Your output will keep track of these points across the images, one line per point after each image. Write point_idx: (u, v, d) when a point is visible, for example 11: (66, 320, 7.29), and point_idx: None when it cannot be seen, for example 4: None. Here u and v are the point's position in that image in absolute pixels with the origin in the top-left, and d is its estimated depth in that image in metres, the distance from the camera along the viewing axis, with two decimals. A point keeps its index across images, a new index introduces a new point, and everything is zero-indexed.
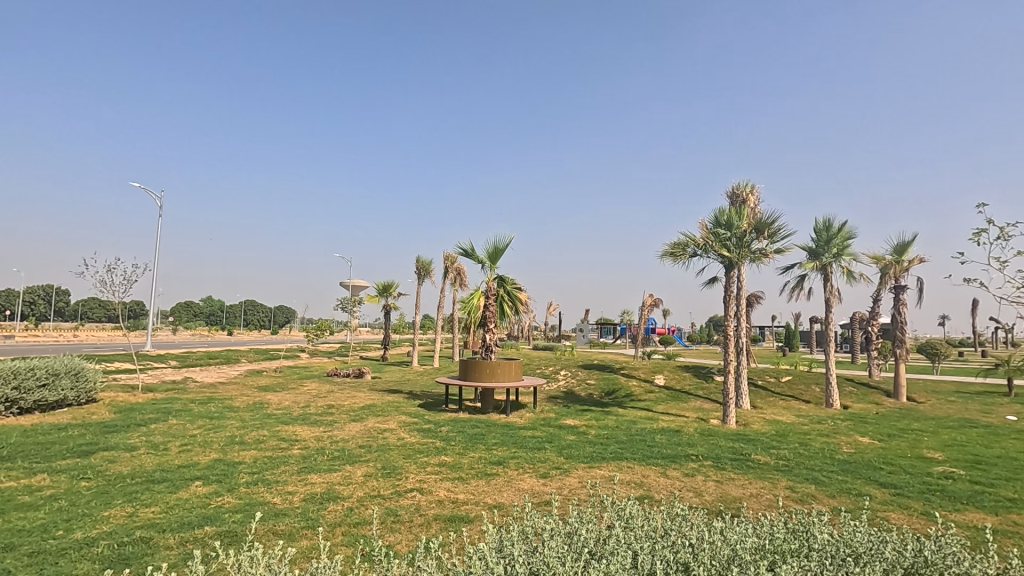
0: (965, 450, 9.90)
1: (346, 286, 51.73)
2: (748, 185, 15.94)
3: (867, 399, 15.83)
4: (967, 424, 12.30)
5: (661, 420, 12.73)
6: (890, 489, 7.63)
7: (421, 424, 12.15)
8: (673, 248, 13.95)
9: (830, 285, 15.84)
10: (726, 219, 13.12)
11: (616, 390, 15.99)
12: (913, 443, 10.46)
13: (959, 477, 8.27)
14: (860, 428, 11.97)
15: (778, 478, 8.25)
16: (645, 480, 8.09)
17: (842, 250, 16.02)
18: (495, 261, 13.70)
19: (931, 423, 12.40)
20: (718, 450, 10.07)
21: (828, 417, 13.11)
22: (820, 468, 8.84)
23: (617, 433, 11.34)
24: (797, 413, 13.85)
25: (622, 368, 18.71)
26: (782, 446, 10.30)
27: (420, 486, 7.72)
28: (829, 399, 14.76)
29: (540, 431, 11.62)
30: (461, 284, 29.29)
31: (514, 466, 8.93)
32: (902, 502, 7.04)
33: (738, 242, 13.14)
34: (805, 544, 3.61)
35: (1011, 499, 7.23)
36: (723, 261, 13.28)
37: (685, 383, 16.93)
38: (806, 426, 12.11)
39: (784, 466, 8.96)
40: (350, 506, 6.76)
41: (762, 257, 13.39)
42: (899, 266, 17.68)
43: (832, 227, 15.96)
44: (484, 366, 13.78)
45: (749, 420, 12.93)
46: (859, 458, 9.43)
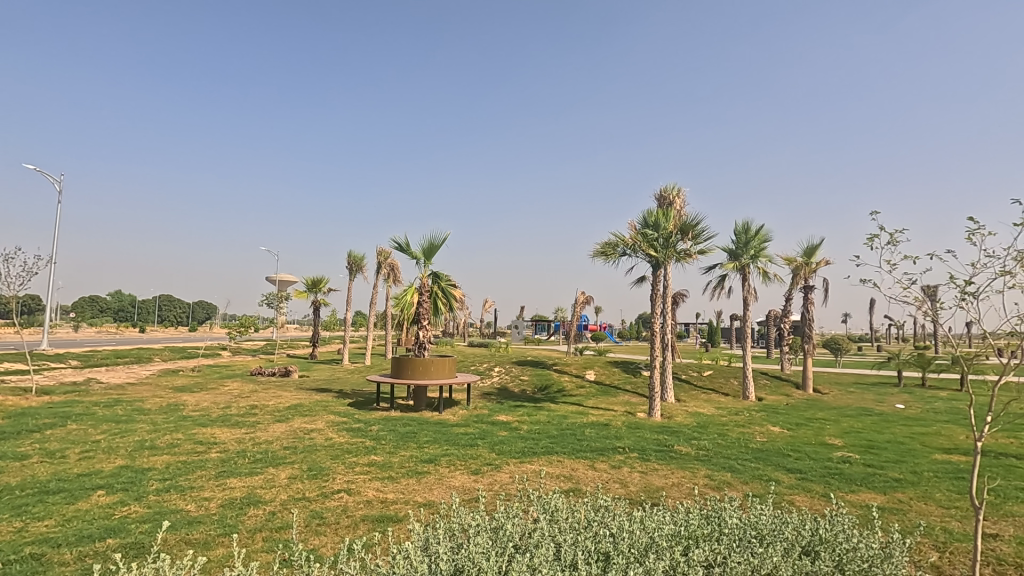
0: (861, 436, 10.85)
1: (273, 281, 49.65)
2: (675, 189, 16.56)
3: (779, 391, 17.02)
4: (863, 412, 13.51)
5: (591, 415, 13.09)
6: (796, 474, 8.25)
7: (351, 424, 11.81)
8: (604, 247, 14.31)
9: (748, 285, 16.78)
10: (653, 220, 13.61)
11: (549, 386, 16.28)
12: (817, 431, 11.33)
13: (855, 460, 9.08)
14: (772, 418, 12.84)
15: (697, 467, 8.72)
16: (574, 473, 8.30)
17: (759, 252, 17.05)
18: (429, 257, 13.51)
19: (833, 412, 13.50)
20: (643, 442, 10.47)
21: (744, 409, 13.96)
22: (735, 456, 9.41)
23: (548, 428, 11.56)
24: (717, 405, 14.66)
25: (555, 364, 19.04)
26: (702, 437, 10.87)
27: (348, 487, 7.53)
28: (746, 392, 15.69)
29: (472, 427, 11.63)
30: (395, 279, 28.67)
31: (446, 464, 8.89)
32: (806, 485, 7.65)
33: (664, 243, 13.66)
34: (716, 526, 3.86)
35: (897, 479, 8.03)
36: (650, 261, 13.79)
37: (614, 377, 17.50)
38: (724, 418, 12.85)
39: (703, 456, 9.45)
40: (272, 511, 6.48)
41: (686, 258, 14.01)
42: (808, 266, 18.98)
43: (750, 230, 16.97)
44: (417, 364, 13.61)
45: (673, 412, 13.56)
46: (770, 446, 10.14)
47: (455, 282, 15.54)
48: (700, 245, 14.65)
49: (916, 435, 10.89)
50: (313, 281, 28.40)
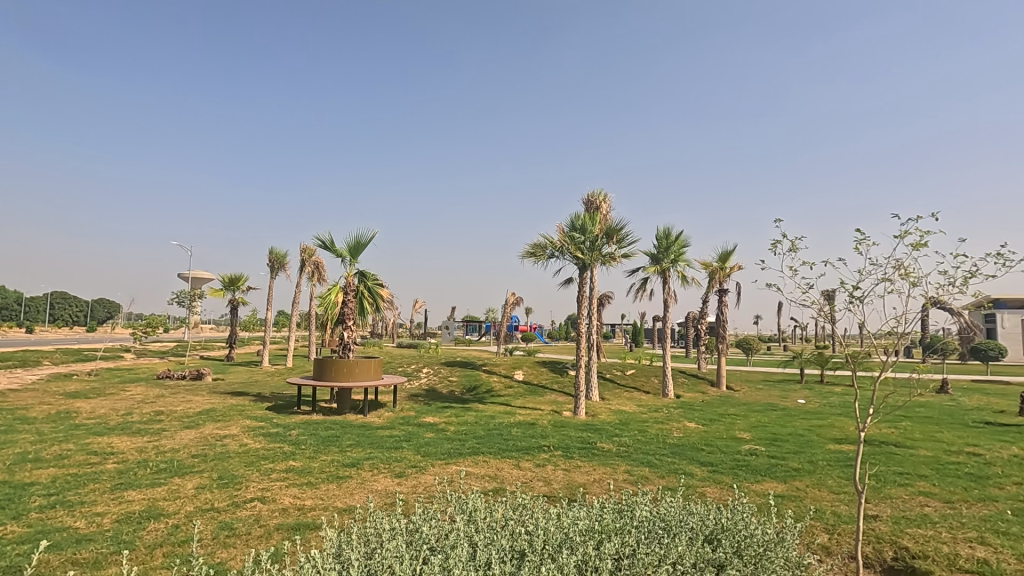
0: (766, 429, 11.66)
1: (186, 278, 46.48)
2: (602, 194, 17.06)
3: (695, 388, 17.97)
4: (769, 407, 14.53)
5: (518, 414, 13.23)
6: (707, 467, 8.74)
7: (268, 429, 11.25)
8: (533, 249, 14.51)
9: (669, 287, 17.58)
10: (581, 224, 13.96)
11: (478, 387, 16.28)
12: (728, 426, 12.05)
13: (760, 452, 9.74)
14: (688, 414, 13.53)
15: (618, 463, 9.03)
16: (499, 472, 8.36)
17: (678, 257, 17.91)
18: (356, 256, 13.13)
19: (743, 408, 14.43)
20: (568, 440, 10.71)
21: (663, 406, 14.62)
22: (653, 452, 9.83)
23: (476, 429, 11.57)
24: (638, 403, 15.26)
25: (484, 365, 19.07)
26: (624, 434, 11.27)
27: (263, 495, 7.17)
28: (666, 390, 16.44)
29: (398, 430, 11.42)
30: (320, 278, 27.64)
31: (369, 467, 8.68)
32: (716, 477, 8.12)
33: (591, 246, 14.05)
34: (628, 518, 4.01)
35: (795, 468, 8.69)
36: (577, 263, 14.13)
37: (542, 377, 17.78)
38: (645, 415, 13.39)
39: (624, 452, 9.81)
40: (175, 524, 6.05)
41: (612, 261, 14.47)
42: (723, 271, 20.16)
43: (670, 235, 17.79)
44: (341, 365, 13.19)
45: (598, 411, 13.97)
46: (686, 441, 10.68)
47: (382, 281, 15.19)
48: (624, 249, 15.17)
49: (813, 428, 11.85)
50: (230, 278, 26.84)
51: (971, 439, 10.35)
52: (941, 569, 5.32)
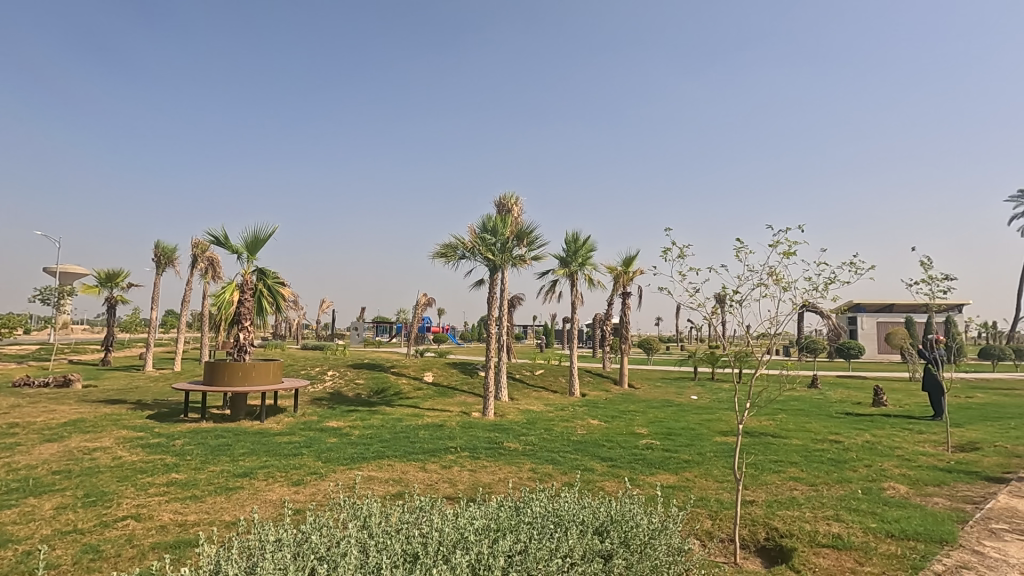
0: (662, 424, 12.40)
1: (53, 273, 41.30)
2: (513, 197, 17.29)
3: (600, 387, 18.74)
4: (666, 404, 15.47)
5: (426, 416, 13.08)
6: (607, 462, 9.14)
7: (148, 439, 10.27)
8: (444, 249, 14.41)
9: (576, 290, 18.18)
10: (492, 226, 14.07)
11: (386, 389, 15.91)
12: (628, 422, 12.67)
13: (656, 446, 10.34)
14: (592, 412, 14.07)
15: (523, 462, 9.19)
16: (404, 476, 8.21)
17: (586, 261, 18.58)
18: (253, 252, 12.34)
19: (643, 405, 15.25)
20: (475, 441, 10.75)
21: (569, 405, 15.11)
22: (558, 449, 10.12)
23: (382, 432, 11.29)
24: (545, 402, 15.65)
25: (393, 366, 18.66)
26: (530, 433, 11.50)
27: (138, 512, 6.52)
28: (572, 389, 17.00)
29: (298, 436, 10.88)
30: (214, 275, 25.69)
31: (263, 476, 8.18)
32: (615, 471, 8.50)
33: (501, 248, 14.22)
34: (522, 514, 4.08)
35: (686, 460, 9.33)
36: (487, 264, 14.23)
37: (452, 379, 17.72)
38: (552, 414, 13.75)
39: (529, 451, 10.00)
40: (26, 551, 5.35)
41: (522, 263, 14.71)
42: (626, 275, 21.19)
43: (579, 239, 18.42)
44: (236, 369, 12.34)
45: (506, 410, 14.15)
46: (588, 438, 11.10)
47: (283, 279, 14.39)
48: (534, 251, 15.49)
49: (703, 422, 12.76)
50: (107, 274, 24.22)
51: (833, 428, 11.64)
52: (803, 545, 5.93)
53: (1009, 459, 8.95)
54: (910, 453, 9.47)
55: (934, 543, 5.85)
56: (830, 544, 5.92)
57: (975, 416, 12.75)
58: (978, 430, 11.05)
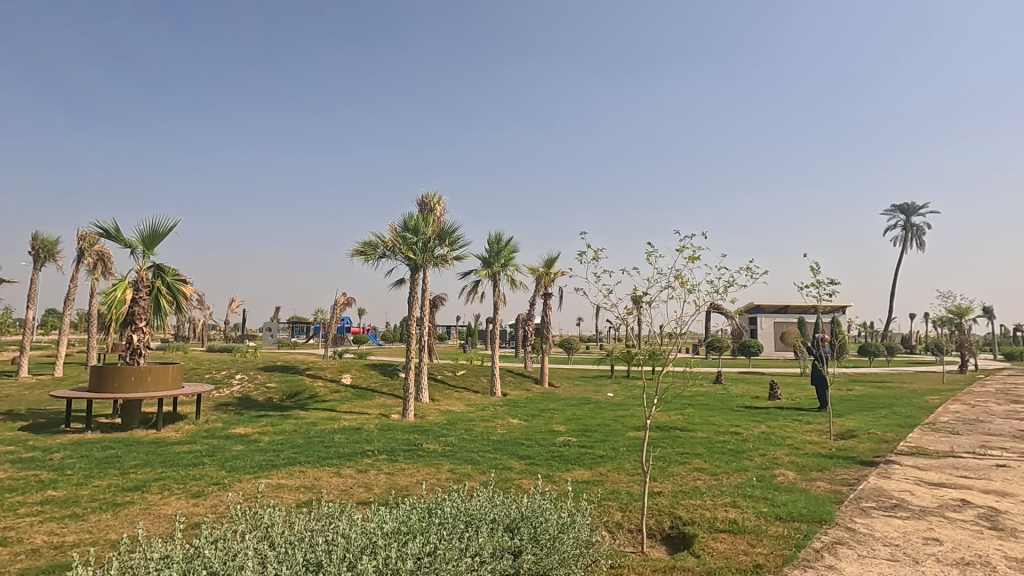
0: (580, 421, 12.78)
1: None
2: (436, 196, 17.13)
3: (521, 386, 19.00)
4: (584, 401, 15.95)
5: (343, 420, 12.66)
6: (525, 460, 9.29)
7: (20, 454, 9.18)
8: (364, 248, 14.01)
9: (499, 291, 18.31)
10: (414, 225, 13.88)
11: (300, 393, 15.23)
12: (548, 420, 12.93)
13: (572, 443, 10.64)
14: (513, 411, 14.24)
15: (442, 463, 9.14)
16: (316, 482, 7.89)
17: (508, 262, 18.76)
18: (150, 246, 11.39)
19: (562, 403, 15.64)
20: (394, 443, 10.55)
21: (490, 405, 15.20)
22: (477, 449, 10.15)
23: (294, 438, 10.80)
24: (467, 402, 15.64)
25: (308, 369, 17.89)
26: (450, 434, 11.45)
27: (3, 536, 5.81)
28: (494, 389, 17.12)
29: (200, 444, 10.16)
30: (105, 271, 23.42)
31: (157, 490, 7.56)
32: (533, 469, 8.65)
33: (423, 247, 14.07)
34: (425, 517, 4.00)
35: (600, 455, 9.67)
36: (409, 264, 14.04)
37: (371, 380, 17.26)
38: (472, 414, 13.77)
39: (449, 452, 9.96)
40: None
41: (444, 263, 14.62)
42: (548, 276, 21.61)
43: (502, 240, 18.57)
44: (128, 374, 11.33)
45: (426, 412, 13.99)
46: (508, 437, 11.23)
47: (185, 277, 13.37)
48: (456, 251, 15.44)
49: (618, 418, 13.28)
50: None
51: (734, 420, 12.52)
52: (703, 531, 6.33)
53: (879, 445, 10.04)
54: (798, 442, 10.37)
55: (815, 522, 6.46)
56: (727, 528, 6.37)
57: (853, 407, 14.19)
58: (855, 419, 12.31)
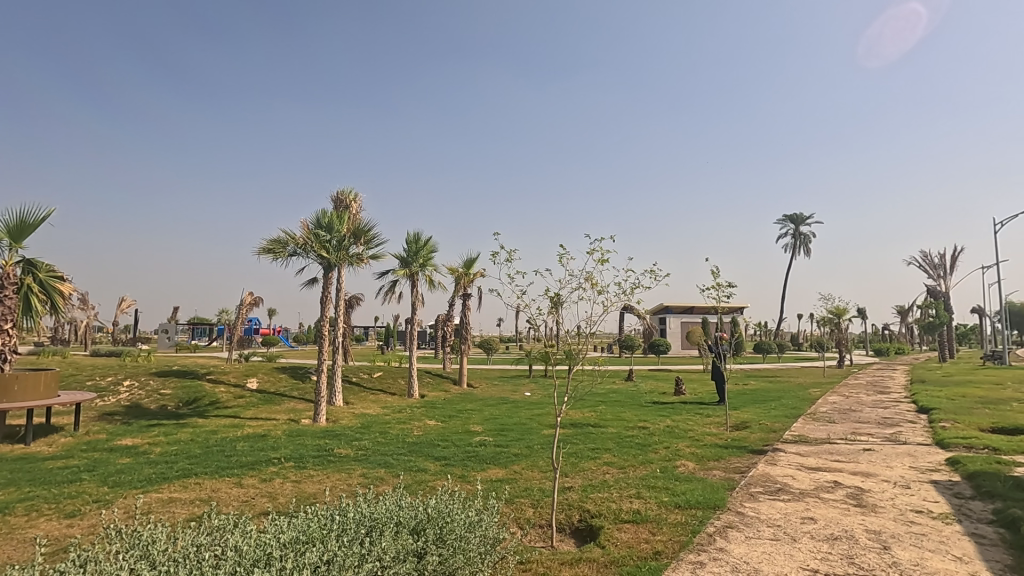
0: (496, 421, 12.89)
1: None
2: (352, 193, 16.61)
3: (440, 387, 18.86)
4: (502, 401, 16.11)
5: (248, 426, 11.94)
6: (440, 461, 9.23)
7: None
8: (272, 245, 13.31)
9: (417, 291, 18.08)
10: (327, 222, 13.39)
11: (199, 399, 14.18)
12: (464, 421, 12.93)
13: (488, 443, 10.70)
14: (430, 413, 14.09)
15: (354, 468, 8.87)
16: (214, 494, 7.39)
17: (427, 262, 18.56)
18: (19, 238, 10.15)
19: (480, 403, 15.70)
20: (302, 450, 10.10)
21: (407, 407, 14.96)
22: (391, 452, 9.95)
23: (190, 447, 10.04)
24: (382, 405, 15.29)
25: (209, 373, 16.69)
26: (364, 438, 11.14)
27: None
28: (411, 391, 16.88)
29: (79, 459, 9.19)
30: None
31: (23, 512, 6.74)
32: (447, 470, 8.61)
33: (337, 245, 13.63)
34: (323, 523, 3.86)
35: (515, 454, 9.82)
36: (322, 262, 13.57)
37: (280, 385, 16.41)
38: (388, 416, 13.48)
39: (361, 456, 9.69)
40: None
41: (359, 262, 14.22)
42: (467, 277, 21.61)
43: (420, 240, 18.35)
44: None
45: (339, 415, 13.52)
46: (424, 439, 11.10)
47: (62, 273, 12.03)
48: (373, 250, 15.06)
49: (534, 416, 13.52)
50: None
51: (642, 416, 13.15)
52: (609, 522, 6.60)
53: (768, 434, 10.95)
54: (699, 434, 11.08)
55: (709, 508, 6.93)
56: (631, 519, 6.68)
57: (747, 400, 15.37)
58: (749, 412, 13.34)
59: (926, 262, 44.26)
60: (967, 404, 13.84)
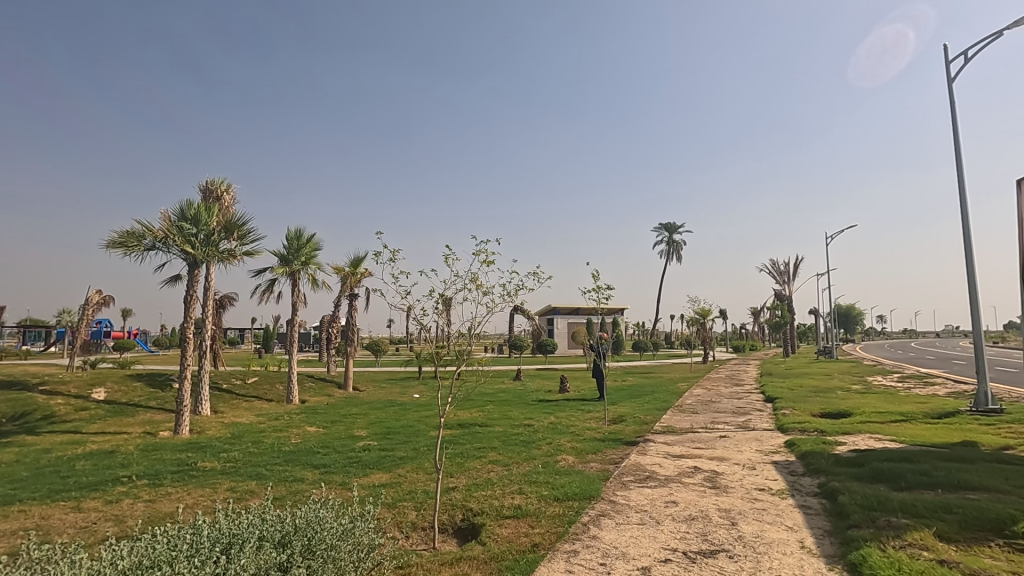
0: (382, 424, 12.56)
1: None
2: (224, 183, 15.30)
3: (323, 392, 18.01)
4: (389, 404, 15.74)
5: (92, 443, 10.53)
6: (319, 469, 8.81)
7: None
8: (124, 237, 11.85)
9: (298, 291, 17.07)
10: (193, 214, 12.23)
11: (28, 414, 12.23)
12: (348, 426, 12.45)
13: (372, 447, 10.40)
14: (310, 419, 13.39)
15: (220, 482, 8.17)
16: (44, 522, 6.42)
17: (310, 260, 17.61)
18: None
19: (366, 407, 15.21)
20: (159, 465, 9.11)
21: (285, 413, 14.08)
22: (264, 463, 9.31)
23: (15, 470, 8.64)
24: (257, 412, 14.25)
25: (42, 383, 14.46)
26: (233, 449, 10.31)
27: None
28: (290, 396, 15.94)
29: None
30: None
31: None
32: (327, 478, 8.24)
33: (205, 240, 12.50)
34: (170, 541, 3.48)
35: (400, 457, 9.63)
36: (186, 258, 12.39)
37: (134, 394, 14.66)
38: (263, 425, 12.59)
39: (229, 469, 8.96)
40: None
41: (231, 259, 13.15)
42: (354, 276, 20.83)
43: (302, 237, 17.39)
44: None
45: (206, 426, 12.39)
46: (302, 446, 10.52)
47: None
48: (247, 246, 14.02)
49: (422, 418, 13.36)
50: None
51: (527, 413, 13.53)
52: (491, 519, 6.71)
53: (640, 426, 11.78)
54: (580, 429, 11.63)
55: (585, 499, 7.31)
56: (512, 514, 6.85)
57: (624, 395, 16.42)
58: (625, 406, 14.26)
59: (774, 270, 50.14)
60: (804, 393, 15.92)
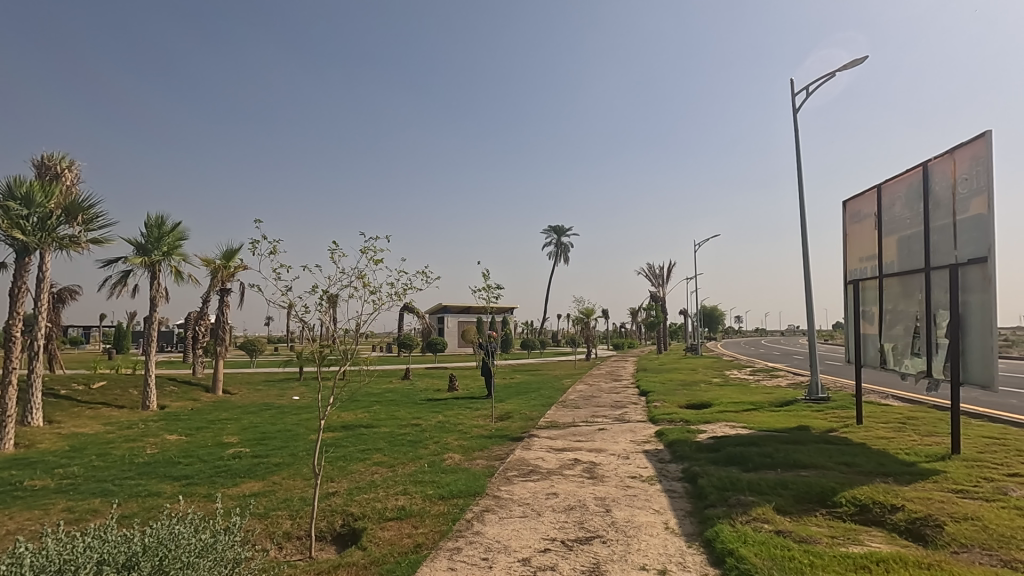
0: (256, 430, 11.69)
1: None
2: (64, 158, 13.35)
3: (188, 396, 16.37)
4: (264, 407, 14.69)
5: None
6: (181, 481, 7.99)
7: None
8: None
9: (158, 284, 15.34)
10: (23, 193, 10.53)
11: None
12: (216, 432, 11.43)
13: (244, 454, 9.65)
14: (171, 426, 12.11)
15: (54, 502, 7.12)
16: None
17: (172, 250, 15.93)
18: None
19: (238, 411, 14.06)
20: None
21: (140, 421, 12.57)
22: (112, 477, 8.27)
23: None
24: (105, 421, 12.59)
25: None
26: (72, 463, 9.02)
27: None
28: (146, 401, 14.29)
29: None
30: None
31: None
32: (189, 490, 7.51)
33: (39, 224, 10.82)
34: None
35: (275, 464, 9.03)
36: (15, 244, 10.64)
37: None
38: (111, 434, 11.14)
39: (67, 486, 7.83)
40: None
41: (73, 247, 11.50)
42: (227, 270, 19.15)
43: (164, 225, 15.68)
44: None
45: (36, 438, 10.71)
46: (159, 457, 9.47)
47: None
48: (94, 232, 12.34)
49: (301, 422, 12.63)
50: None
51: (415, 413, 13.33)
52: (372, 523, 6.52)
53: (526, 423, 12.11)
54: (467, 428, 11.68)
55: (469, 496, 7.38)
56: (395, 516, 6.71)
57: (511, 393, 16.79)
58: (512, 403, 14.58)
59: (651, 273, 54.00)
60: (673, 387, 17.34)
